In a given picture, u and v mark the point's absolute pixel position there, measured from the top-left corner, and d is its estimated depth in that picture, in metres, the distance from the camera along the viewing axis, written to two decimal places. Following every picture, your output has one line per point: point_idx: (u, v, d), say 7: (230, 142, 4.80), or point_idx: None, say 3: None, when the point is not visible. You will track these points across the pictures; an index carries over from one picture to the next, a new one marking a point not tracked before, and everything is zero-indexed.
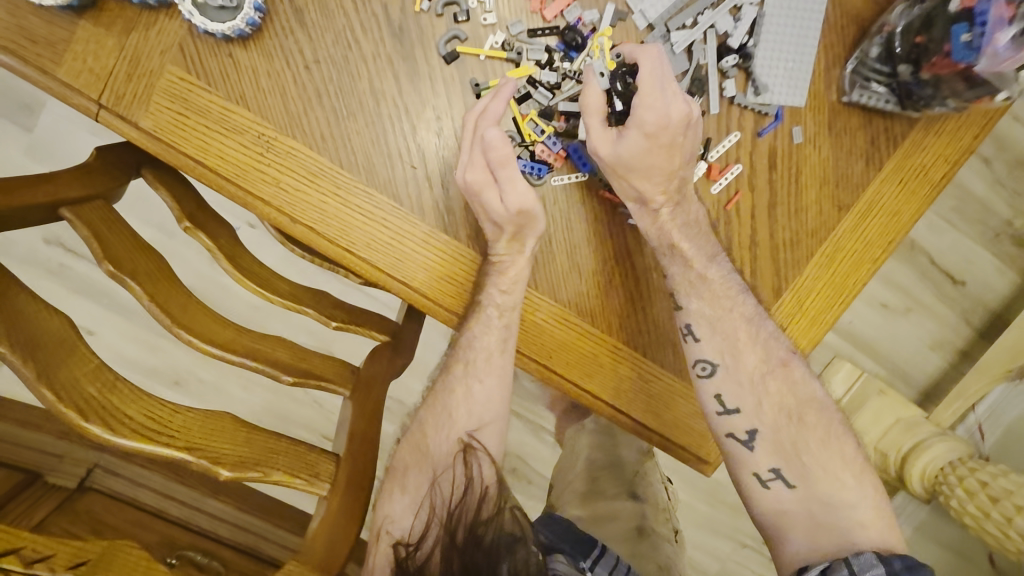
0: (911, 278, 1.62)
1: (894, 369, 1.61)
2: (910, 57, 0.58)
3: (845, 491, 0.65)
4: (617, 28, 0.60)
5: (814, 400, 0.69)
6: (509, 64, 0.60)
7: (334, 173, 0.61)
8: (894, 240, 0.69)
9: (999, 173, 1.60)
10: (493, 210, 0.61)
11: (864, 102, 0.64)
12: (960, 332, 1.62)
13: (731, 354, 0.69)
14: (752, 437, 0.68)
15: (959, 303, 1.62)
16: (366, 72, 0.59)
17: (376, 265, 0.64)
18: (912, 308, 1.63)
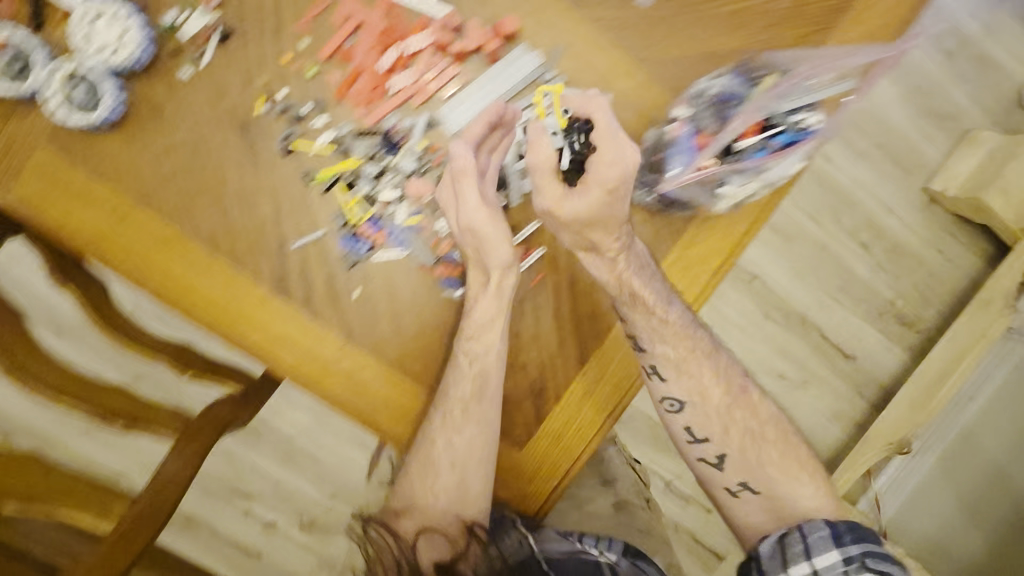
0: (808, 351, 1.69)
1: (796, 439, 1.68)
2: (654, 174, 0.73)
3: (801, 488, 0.79)
4: (431, 132, 0.72)
5: (771, 418, 0.82)
6: (337, 157, 0.71)
7: (183, 241, 0.70)
8: (685, 318, 0.79)
9: (880, 257, 1.70)
10: (451, 218, 0.71)
11: (641, 201, 0.75)
12: (855, 404, 1.69)
13: (698, 393, 0.81)
14: (722, 459, 0.81)
15: (851, 376, 1.70)
16: (213, 158, 0.69)
17: (220, 323, 0.73)
18: (808, 381, 1.69)
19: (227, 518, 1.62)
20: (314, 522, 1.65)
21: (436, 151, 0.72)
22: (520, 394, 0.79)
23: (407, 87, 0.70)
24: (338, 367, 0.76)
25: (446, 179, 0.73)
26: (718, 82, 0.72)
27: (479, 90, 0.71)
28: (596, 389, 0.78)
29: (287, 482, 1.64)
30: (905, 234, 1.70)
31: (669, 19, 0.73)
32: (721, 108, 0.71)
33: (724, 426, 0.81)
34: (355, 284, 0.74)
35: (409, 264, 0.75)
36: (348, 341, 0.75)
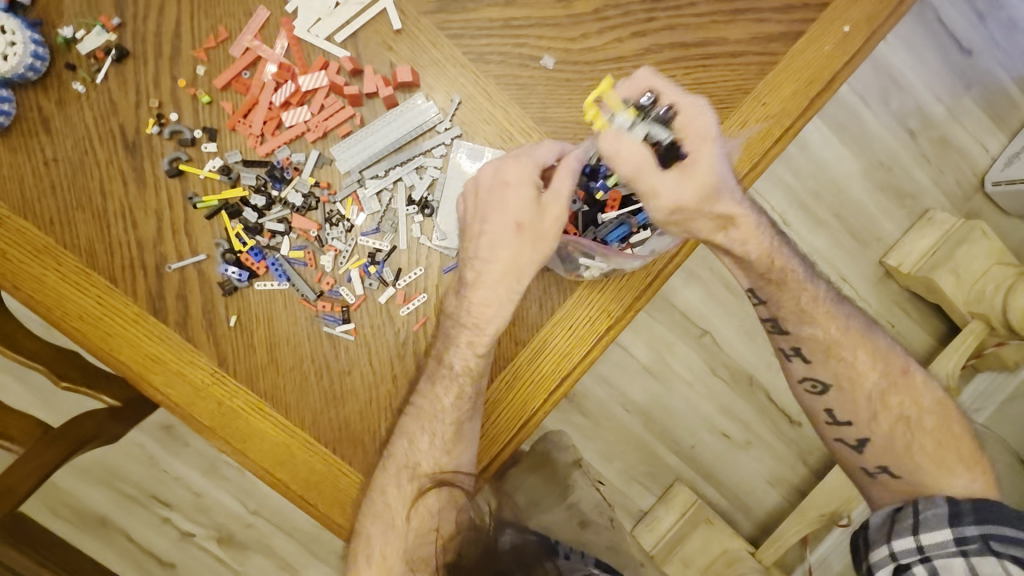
0: (753, 413, 1.66)
1: (734, 500, 1.64)
2: None
3: (961, 478, 0.75)
4: (323, 168, 0.72)
5: (934, 407, 0.78)
6: (225, 184, 0.71)
7: (58, 251, 0.70)
8: (568, 378, 0.78)
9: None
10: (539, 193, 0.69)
11: None
12: (796, 470, 1.66)
13: (843, 379, 0.78)
14: (863, 443, 0.79)
15: (795, 443, 1.66)
16: (98, 174, 0.70)
17: (85, 337, 0.71)
18: (749, 441, 1.66)
19: (142, 524, 1.54)
20: (231, 538, 1.55)
21: (325, 188, 0.72)
22: (392, 437, 0.78)
23: (301, 122, 0.71)
24: (206, 392, 0.74)
25: (334, 217, 0.73)
26: (587, 151, 0.73)
27: (374, 133, 0.72)
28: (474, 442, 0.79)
29: (207, 494, 1.54)
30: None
31: (573, 81, 0.74)
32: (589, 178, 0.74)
33: (874, 409, 0.77)
34: (232, 311, 0.73)
35: (289, 297, 0.74)
36: (219, 368, 0.74)
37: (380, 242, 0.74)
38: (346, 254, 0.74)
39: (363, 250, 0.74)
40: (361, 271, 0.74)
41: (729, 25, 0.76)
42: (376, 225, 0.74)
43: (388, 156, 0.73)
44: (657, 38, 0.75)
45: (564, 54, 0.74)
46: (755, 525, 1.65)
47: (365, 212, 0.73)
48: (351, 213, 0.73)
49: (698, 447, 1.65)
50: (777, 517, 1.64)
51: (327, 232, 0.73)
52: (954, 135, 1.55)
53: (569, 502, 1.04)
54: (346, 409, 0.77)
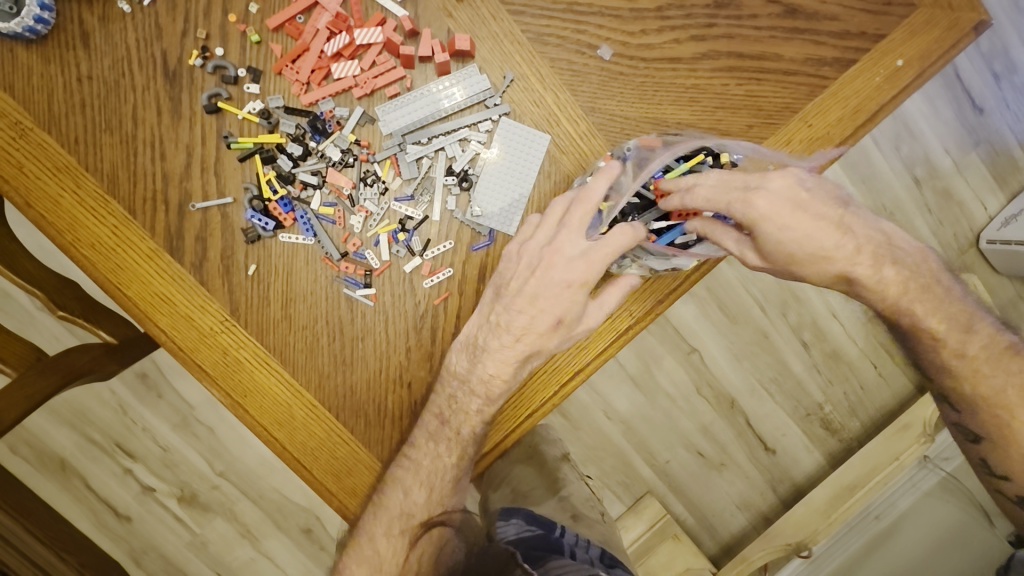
0: (733, 435, 1.67)
1: (701, 519, 1.66)
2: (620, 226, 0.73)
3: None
4: (365, 127, 0.70)
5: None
6: (262, 128, 0.69)
7: (78, 173, 0.67)
8: (580, 373, 0.78)
9: (816, 358, 1.69)
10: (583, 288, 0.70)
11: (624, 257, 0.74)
12: (765, 497, 1.68)
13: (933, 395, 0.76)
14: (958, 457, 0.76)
15: (769, 471, 1.68)
16: (133, 99, 0.67)
17: (98, 266, 0.68)
18: (723, 463, 1.67)
19: (104, 475, 1.49)
20: (194, 498, 1.51)
21: (364, 147, 0.70)
22: (397, 411, 0.76)
23: (349, 76, 0.69)
24: (212, 340, 0.71)
25: (369, 177, 0.71)
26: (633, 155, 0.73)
27: (424, 98, 0.71)
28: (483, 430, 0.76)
29: (176, 451, 1.49)
30: (848, 341, 1.69)
31: (626, 75, 0.74)
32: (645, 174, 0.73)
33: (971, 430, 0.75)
34: (251, 260, 0.71)
35: (312, 254, 0.72)
36: (230, 317, 0.71)
37: (412, 210, 0.72)
38: (377, 217, 0.72)
39: (394, 216, 0.72)
40: (390, 237, 0.72)
41: (786, 43, 0.77)
42: (411, 193, 0.72)
43: (434, 123, 0.71)
44: (715, 45, 0.75)
45: (622, 47, 0.74)
46: (718, 546, 1.67)
47: (402, 177, 0.71)
48: (387, 176, 0.71)
49: (673, 463, 1.66)
50: (740, 541, 1.66)
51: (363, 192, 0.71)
52: (956, 189, 1.59)
53: (560, 495, 1.06)
54: (354, 376, 0.75)
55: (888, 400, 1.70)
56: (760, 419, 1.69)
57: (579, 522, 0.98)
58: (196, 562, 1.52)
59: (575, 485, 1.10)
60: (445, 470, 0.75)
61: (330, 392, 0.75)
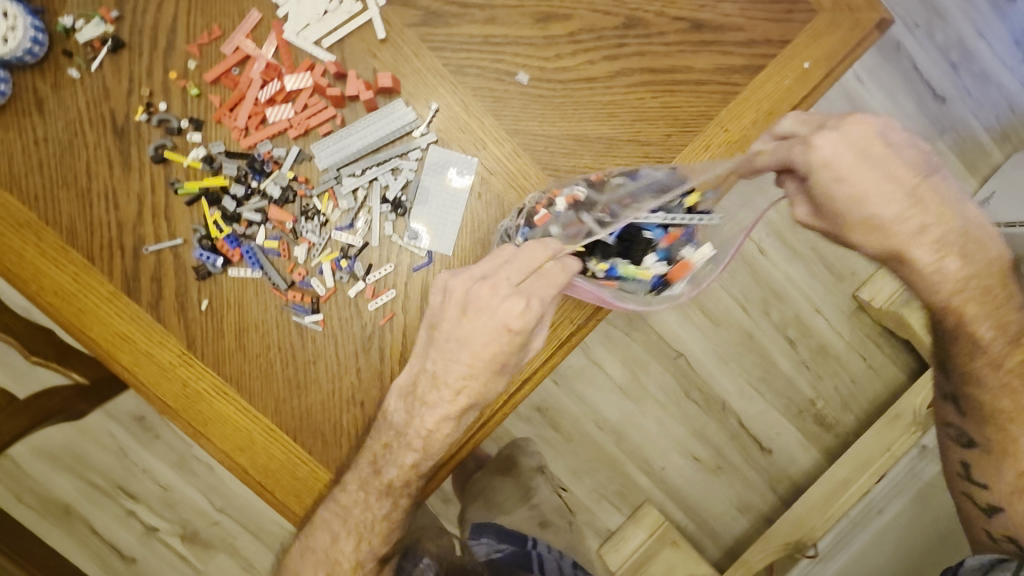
0: (724, 437, 1.68)
1: (700, 525, 1.66)
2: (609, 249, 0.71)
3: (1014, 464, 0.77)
4: (303, 164, 0.75)
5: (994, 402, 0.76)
6: (206, 172, 0.74)
7: (40, 227, 0.72)
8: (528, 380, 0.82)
9: (802, 355, 1.69)
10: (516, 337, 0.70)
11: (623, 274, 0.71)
12: (762, 497, 1.68)
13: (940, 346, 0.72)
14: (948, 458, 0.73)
15: (765, 471, 1.68)
16: (85, 155, 0.73)
17: (61, 312, 0.73)
18: (716, 466, 1.67)
19: (107, 517, 1.53)
20: (196, 535, 1.54)
21: (303, 182, 0.75)
22: (352, 429, 0.80)
23: (284, 118, 0.74)
24: (172, 373, 0.76)
25: (309, 211, 0.76)
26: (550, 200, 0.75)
27: (354, 133, 0.75)
28: None
29: (175, 489, 1.53)
30: (832, 336, 1.70)
31: (546, 97, 0.79)
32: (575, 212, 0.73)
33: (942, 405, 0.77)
34: (204, 295, 0.76)
35: (261, 286, 0.76)
36: (188, 351, 0.76)
37: (353, 237, 0.77)
38: (319, 247, 0.77)
39: (336, 245, 0.77)
40: (333, 265, 0.77)
41: (695, 55, 0.81)
42: (350, 222, 0.77)
43: (365, 155, 0.76)
44: (628, 63, 0.80)
45: (539, 72, 0.78)
46: (720, 551, 1.66)
47: (340, 208, 0.76)
48: (326, 208, 0.76)
49: (665, 470, 1.66)
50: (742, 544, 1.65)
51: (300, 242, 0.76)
52: None
53: (531, 504, 1.10)
54: (308, 399, 0.79)
55: (878, 391, 1.70)
56: (750, 420, 1.70)
57: (548, 527, 1.05)
58: None
59: (545, 492, 1.15)
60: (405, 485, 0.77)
61: (286, 415, 0.78)
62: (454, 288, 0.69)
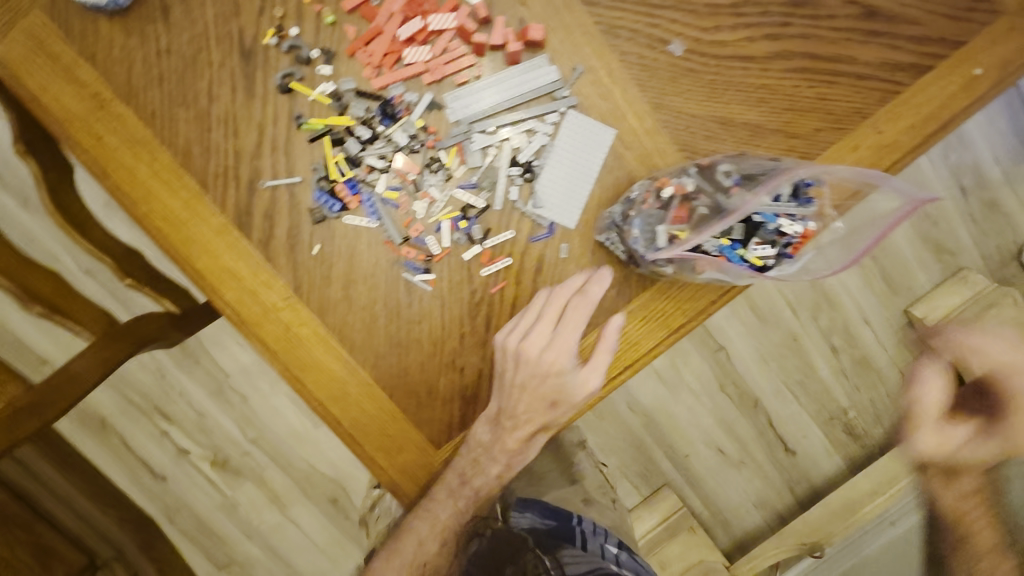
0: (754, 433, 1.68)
1: (717, 514, 1.67)
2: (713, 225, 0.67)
3: None
4: (433, 112, 0.70)
5: None
6: (332, 110, 0.70)
7: (154, 147, 0.68)
8: (626, 364, 0.79)
9: (846, 364, 1.66)
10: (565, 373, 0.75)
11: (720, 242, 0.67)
12: (781, 497, 1.69)
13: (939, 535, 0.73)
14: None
15: (787, 471, 1.68)
16: (208, 75, 0.68)
17: (169, 238, 0.70)
18: (743, 461, 1.68)
19: (141, 434, 1.54)
20: (226, 463, 1.56)
21: (431, 133, 0.71)
22: (448, 393, 0.78)
23: (421, 61, 0.69)
24: (274, 315, 0.73)
25: (434, 163, 0.72)
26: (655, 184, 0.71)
27: (493, 87, 0.70)
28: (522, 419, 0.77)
29: (210, 416, 1.54)
30: (879, 348, 1.65)
31: (696, 72, 0.73)
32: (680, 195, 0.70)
33: None
34: (315, 241, 0.73)
35: (374, 237, 0.73)
36: (293, 295, 0.73)
37: (476, 197, 0.73)
38: (439, 204, 0.73)
39: (457, 203, 0.73)
40: (451, 224, 0.73)
41: (862, 45, 0.75)
42: (475, 181, 0.72)
43: (501, 112, 0.71)
44: (789, 45, 0.74)
45: (694, 44, 0.72)
46: (732, 542, 1.69)
47: (467, 165, 0.72)
48: (452, 163, 0.72)
49: (691, 458, 1.67)
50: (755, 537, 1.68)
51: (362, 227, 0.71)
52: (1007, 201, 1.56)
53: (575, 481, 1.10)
54: (408, 357, 0.77)
55: None
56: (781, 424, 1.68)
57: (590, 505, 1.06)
58: (225, 523, 1.58)
59: (588, 471, 1.14)
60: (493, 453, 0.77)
61: (382, 372, 0.77)
62: (509, 344, 0.74)
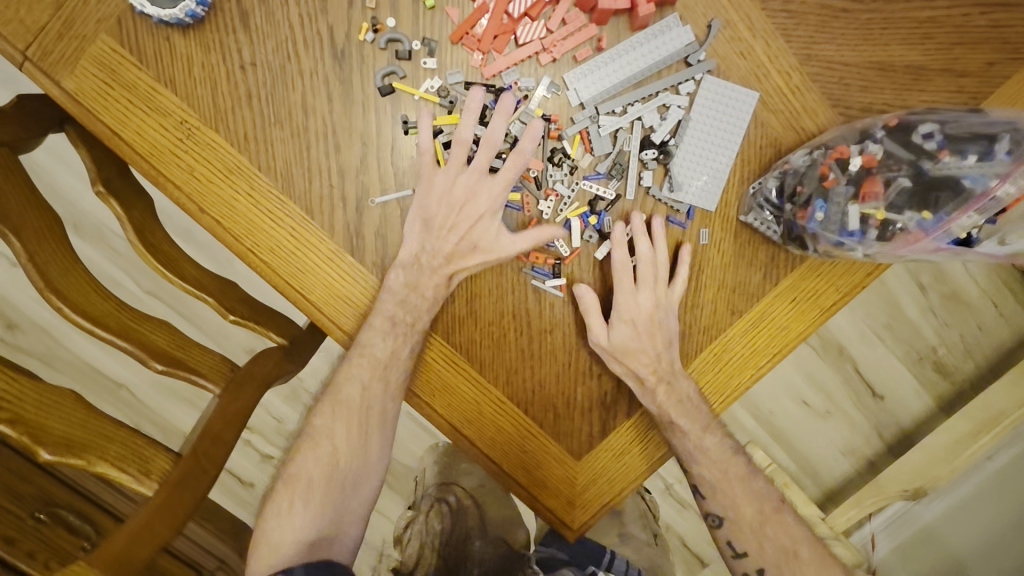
0: None
1: None
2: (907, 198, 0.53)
3: None
4: (551, 99, 0.63)
5: None
6: (440, 109, 0.62)
7: (250, 173, 0.61)
8: (780, 353, 0.70)
9: (933, 301, 1.35)
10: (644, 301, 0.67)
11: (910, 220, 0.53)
12: None
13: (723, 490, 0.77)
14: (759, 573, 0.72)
15: None
16: (300, 85, 0.60)
17: (276, 271, 0.63)
18: (830, 411, 1.38)
19: None
20: None
21: (553, 122, 0.63)
22: (587, 402, 0.72)
23: (536, 39, 0.61)
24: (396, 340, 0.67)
25: (558, 156, 0.64)
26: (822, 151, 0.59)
27: (617, 60, 0.62)
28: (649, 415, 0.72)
29: None
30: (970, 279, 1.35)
31: (848, 14, 0.63)
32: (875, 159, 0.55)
33: None
34: (433, 257, 0.66)
35: None
36: None
37: (609, 189, 0.65)
38: (567, 201, 0.65)
39: (585, 197, 0.65)
40: (581, 222, 0.65)
41: None
42: (604, 170, 0.64)
43: (628, 89, 0.62)
44: None
45: None
46: None
47: (594, 153, 0.64)
48: (577, 154, 0.64)
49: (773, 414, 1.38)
50: None
51: (429, 234, 0.65)
52: None
53: None
54: (542, 369, 0.71)
55: None
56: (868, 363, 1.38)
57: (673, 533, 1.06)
58: None
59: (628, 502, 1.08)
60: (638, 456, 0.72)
61: (515, 387, 0.70)
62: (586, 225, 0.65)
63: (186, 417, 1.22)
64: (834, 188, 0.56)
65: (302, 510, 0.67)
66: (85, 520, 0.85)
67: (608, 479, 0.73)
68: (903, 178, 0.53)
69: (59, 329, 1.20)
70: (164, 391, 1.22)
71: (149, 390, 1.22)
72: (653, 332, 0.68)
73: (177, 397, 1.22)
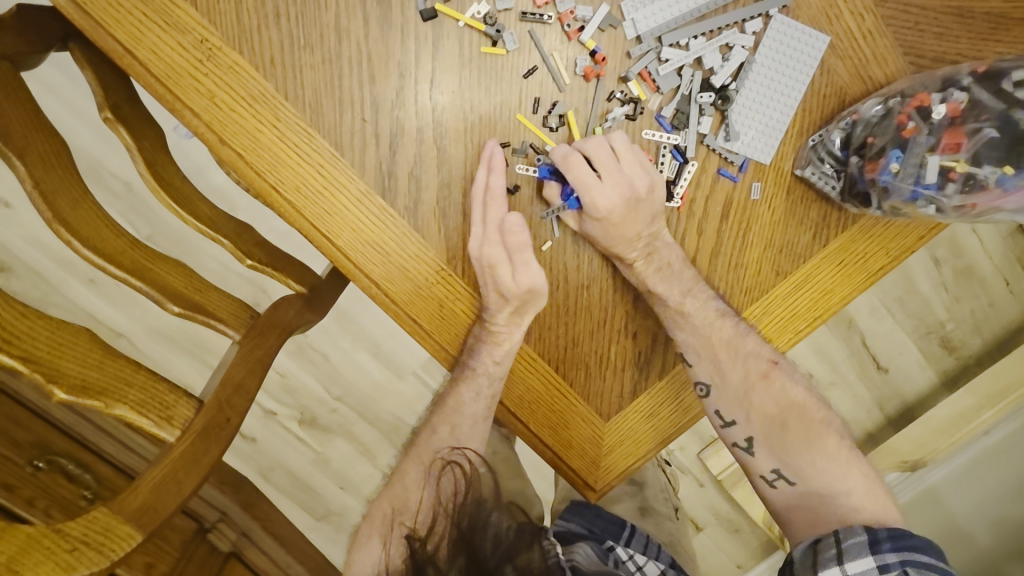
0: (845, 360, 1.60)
1: None
2: (996, 149, 0.50)
3: None
4: (606, 32, 0.58)
5: None
6: (485, 39, 0.57)
7: (277, 103, 0.56)
8: (823, 317, 0.67)
9: (947, 275, 1.32)
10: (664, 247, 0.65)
11: (997, 173, 0.51)
12: None
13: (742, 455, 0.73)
14: (751, 443, 0.71)
15: None
16: (334, 5, 0.55)
17: (301, 214, 0.58)
18: (837, 382, 1.35)
19: None
20: None
21: (597, 61, 0.58)
22: (620, 361, 0.69)
23: None
24: (427, 292, 0.63)
25: (626, 100, 0.60)
26: (902, 97, 0.56)
27: None
28: (666, 376, 0.70)
29: None
30: (986, 254, 1.31)
31: None
32: (965, 105, 0.52)
33: None
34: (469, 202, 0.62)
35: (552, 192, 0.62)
36: (446, 267, 0.63)
37: (670, 136, 0.61)
38: (661, 164, 0.62)
39: (651, 147, 0.62)
40: (669, 158, 0.62)
41: None
42: (669, 113, 0.60)
43: (689, 23, 0.58)
44: None
45: None
46: None
47: (660, 93, 0.60)
48: (643, 95, 0.60)
49: None
50: None
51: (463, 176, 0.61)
52: None
53: None
54: (576, 326, 0.68)
55: None
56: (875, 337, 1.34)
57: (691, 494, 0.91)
58: None
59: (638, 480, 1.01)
60: (662, 420, 0.71)
61: (545, 343, 0.68)
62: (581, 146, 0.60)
63: (188, 368, 1.19)
64: (913, 139, 0.54)
65: (371, 537, 0.71)
66: (83, 469, 0.82)
67: (633, 441, 0.70)
68: (989, 128, 0.50)
69: (56, 275, 1.15)
70: (165, 341, 1.18)
71: (150, 341, 1.18)
72: (667, 280, 0.66)
73: (179, 348, 1.19)
